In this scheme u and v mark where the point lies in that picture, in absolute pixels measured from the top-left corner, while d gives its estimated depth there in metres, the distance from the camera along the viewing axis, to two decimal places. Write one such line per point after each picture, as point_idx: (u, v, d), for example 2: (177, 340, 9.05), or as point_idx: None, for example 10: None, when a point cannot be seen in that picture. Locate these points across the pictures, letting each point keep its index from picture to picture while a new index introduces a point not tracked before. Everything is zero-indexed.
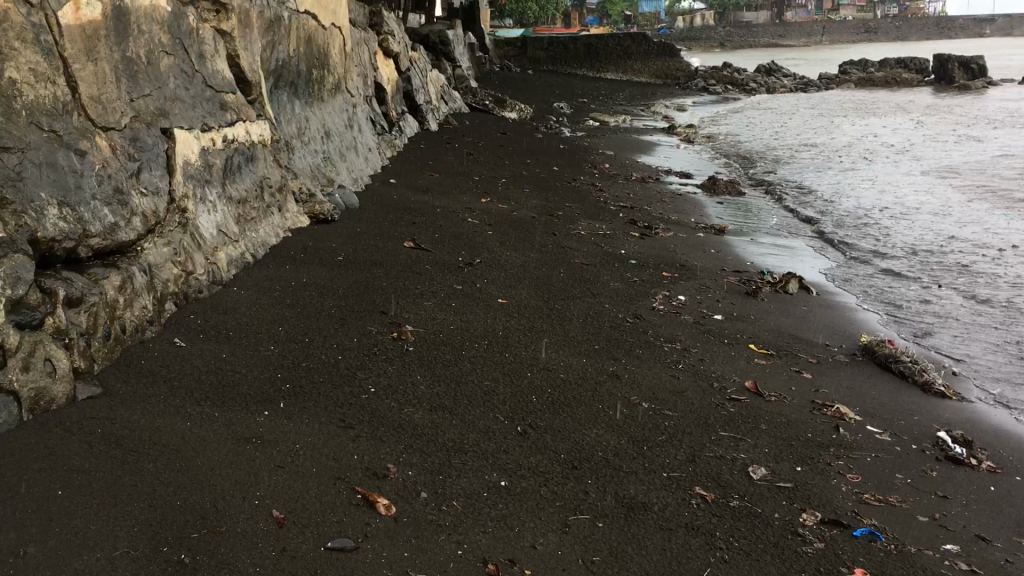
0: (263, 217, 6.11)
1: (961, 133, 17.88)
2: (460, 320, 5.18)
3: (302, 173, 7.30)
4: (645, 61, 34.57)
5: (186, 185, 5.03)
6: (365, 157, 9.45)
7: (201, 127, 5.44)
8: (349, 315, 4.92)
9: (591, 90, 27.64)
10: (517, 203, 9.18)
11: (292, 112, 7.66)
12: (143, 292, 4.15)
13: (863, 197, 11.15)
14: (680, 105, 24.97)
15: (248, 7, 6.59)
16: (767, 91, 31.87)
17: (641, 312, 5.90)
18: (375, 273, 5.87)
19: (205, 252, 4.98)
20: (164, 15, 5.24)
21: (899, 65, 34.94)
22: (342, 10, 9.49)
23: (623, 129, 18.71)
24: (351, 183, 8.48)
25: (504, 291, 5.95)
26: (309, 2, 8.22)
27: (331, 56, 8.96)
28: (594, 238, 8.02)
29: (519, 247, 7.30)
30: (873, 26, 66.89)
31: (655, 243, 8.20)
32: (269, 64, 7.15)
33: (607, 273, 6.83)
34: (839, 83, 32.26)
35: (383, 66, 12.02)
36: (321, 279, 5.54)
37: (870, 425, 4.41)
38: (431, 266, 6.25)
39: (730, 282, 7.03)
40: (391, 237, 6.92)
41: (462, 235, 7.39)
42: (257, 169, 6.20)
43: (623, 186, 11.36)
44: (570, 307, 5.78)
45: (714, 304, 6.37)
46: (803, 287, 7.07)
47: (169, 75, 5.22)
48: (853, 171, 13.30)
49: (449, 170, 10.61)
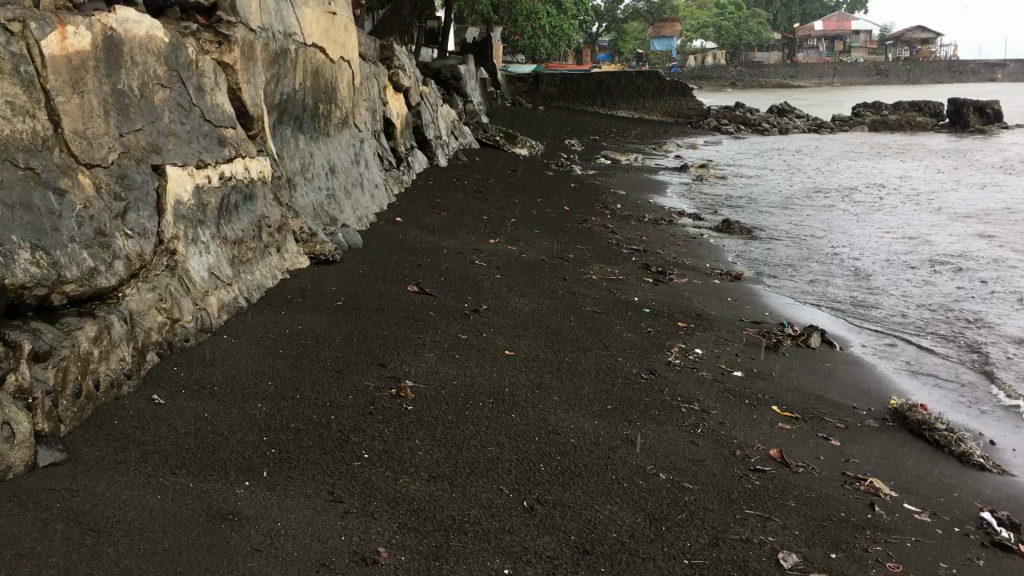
0: (260, 258, 5.82)
1: (980, 180, 17.57)
2: (464, 374, 4.85)
3: (304, 211, 7.02)
4: (657, 99, 34.51)
5: (177, 225, 4.74)
6: (370, 194, 9.18)
7: (197, 164, 5.17)
8: (346, 368, 4.60)
9: (603, 127, 27.50)
10: (527, 245, 8.89)
11: (296, 147, 7.40)
12: (122, 343, 3.85)
13: (882, 244, 10.84)
14: (692, 144, 24.78)
15: (252, 39, 6.34)
16: (780, 131, 31.69)
17: (656, 367, 5.56)
18: (375, 319, 5.57)
19: (195, 297, 4.68)
20: (162, 46, 4.98)
21: (913, 108, 34.77)
22: (352, 43, 9.28)
23: (635, 168, 18.47)
24: (356, 221, 8.20)
25: (511, 342, 5.63)
26: (317, 35, 7.99)
27: (339, 90, 8.72)
28: (606, 284, 7.72)
29: (528, 292, 6.99)
30: (884, 69, 67.02)
31: (669, 289, 7.89)
32: (273, 98, 6.90)
33: (620, 322, 6.51)
34: (852, 125, 32.07)
35: (393, 100, 11.80)
36: (318, 326, 5.24)
37: (906, 503, 4.07)
38: (436, 313, 5.95)
39: (749, 334, 6.69)
40: (395, 281, 6.62)
41: (468, 278, 7.08)
42: (256, 208, 5.92)
43: (635, 228, 11.08)
44: (581, 361, 5.45)
45: (733, 359, 6.03)
46: (825, 341, 6.73)
47: (164, 109, 4.96)
48: (871, 216, 12.99)
49: (458, 209, 10.34)
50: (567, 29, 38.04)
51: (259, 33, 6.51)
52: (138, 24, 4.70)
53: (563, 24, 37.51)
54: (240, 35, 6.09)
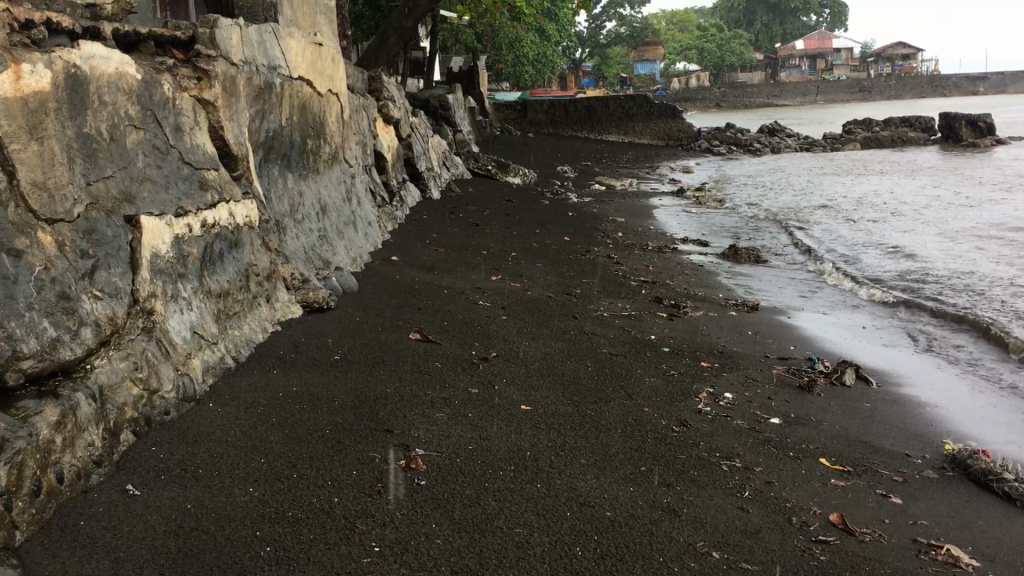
0: (248, 311, 5.32)
1: (983, 196, 17.25)
2: (480, 438, 4.34)
3: (295, 255, 6.51)
4: (647, 123, 34.29)
5: (153, 282, 4.24)
6: (364, 233, 8.69)
7: (175, 212, 4.68)
8: (347, 436, 4.09)
9: (595, 153, 27.19)
10: (531, 281, 8.42)
11: (284, 186, 6.92)
12: (90, 426, 3.34)
13: (897, 266, 10.41)
14: (686, 167, 24.45)
15: (234, 73, 5.89)
16: (772, 151, 31.45)
17: (687, 418, 5.06)
18: (377, 374, 5.07)
19: (176, 362, 4.17)
20: (134, 83, 4.51)
21: (904, 124, 34.64)
22: (339, 75, 8.82)
23: (632, 194, 18.08)
24: (350, 263, 7.71)
25: (526, 394, 5.12)
26: (303, 67, 7.54)
27: (327, 124, 8.25)
28: (618, 321, 7.25)
29: (538, 334, 6.50)
30: (868, 86, 67.22)
31: (686, 325, 7.42)
32: (258, 136, 6.43)
33: (640, 365, 6.03)
34: (845, 142, 31.84)
35: (383, 133, 11.33)
36: (314, 386, 4.73)
37: (992, 573, 3.59)
38: (442, 364, 5.45)
39: (779, 373, 6.21)
40: (396, 328, 6.12)
41: (473, 322, 6.59)
42: (242, 255, 5.43)
43: (640, 257, 10.62)
44: (605, 414, 4.94)
45: (767, 403, 5.54)
46: (859, 378, 6.27)
47: (137, 152, 4.48)
48: (880, 236, 12.58)
49: (455, 244, 9.86)
50: (552, 56, 37.80)
51: (242, 67, 6.05)
52: (106, 60, 4.23)
53: (547, 51, 37.28)
54: (221, 69, 5.64)
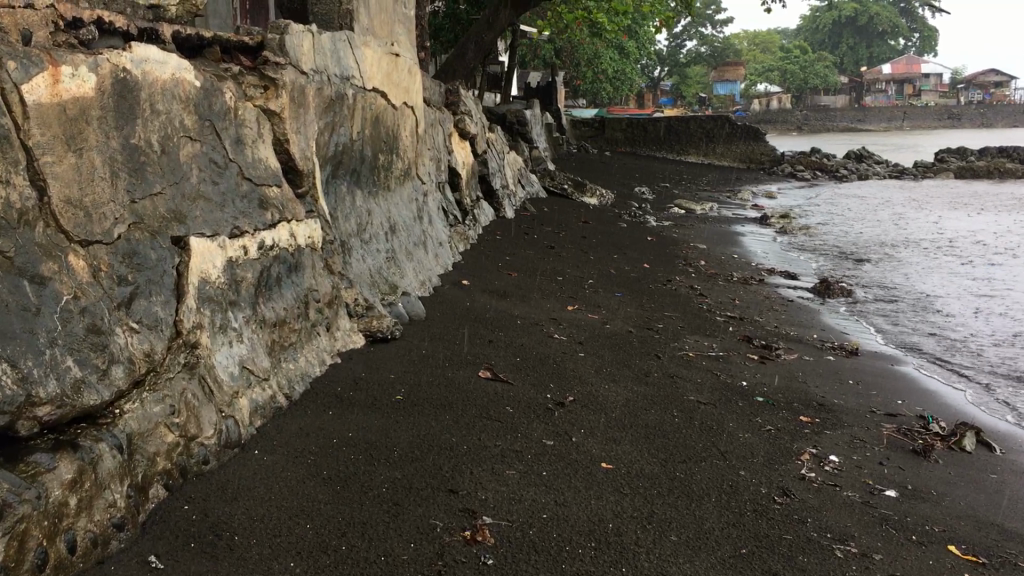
0: (305, 341, 4.89)
1: None
2: (556, 504, 3.81)
3: (360, 278, 6.08)
4: (728, 144, 33.45)
5: (201, 311, 3.82)
6: (434, 253, 8.26)
7: (230, 233, 4.27)
8: (406, 498, 3.60)
9: (674, 174, 26.49)
10: (609, 312, 7.89)
11: (352, 204, 6.51)
12: (113, 482, 2.91)
13: (1008, 309, 9.60)
14: (768, 193, 23.65)
15: (304, 82, 5.50)
16: (859, 177, 30.36)
17: (790, 486, 4.45)
18: (443, 420, 4.58)
19: (220, 402, 3.72)
20: (192, 91, 4.12)
21: (1001, 154, 33.21)
22: (416, 86, 8.40)
23: (713, 219, 17.40)
24: (418, 286, 7.26)
25: (607, 450, 4.56)
26: (377, 78, 7.14)
27: (401, 138, 7.84)
28: (705, 362, 6.66)
29: (619, 375, 5.95)
30: (957, 113, 65.06)
31: (780, 369, 6.79)
32: (326, 149, 6.02)
33: (732, 417, 5.43)
34: (937, 171, 30.55)
35: (459, 148, 10.93)
36: (372, 432, 4.26)
37: None
38: (514, 409, 4.93)
39: (889, 434, 5.55)
40: (465, 363, 5.65)
41: (548, 358, 6.08)
42: (303, 280, 5.01)
43: (724, 289, 9.98)
44: (697, 478, 4.36)
45: (879, 471, 4.90)
46: (981, 442, 5.59)
47: (191, 166, 4.09)
48: (984, 277, 11.71)
49: (529, 268, 9.37)
50: (632, 74, 37.14)
51: (312, 76, 5.66)
52: (162, 65, 3.84)
53: (626, 69, 36.64)
54: (289, 78, 5.25)
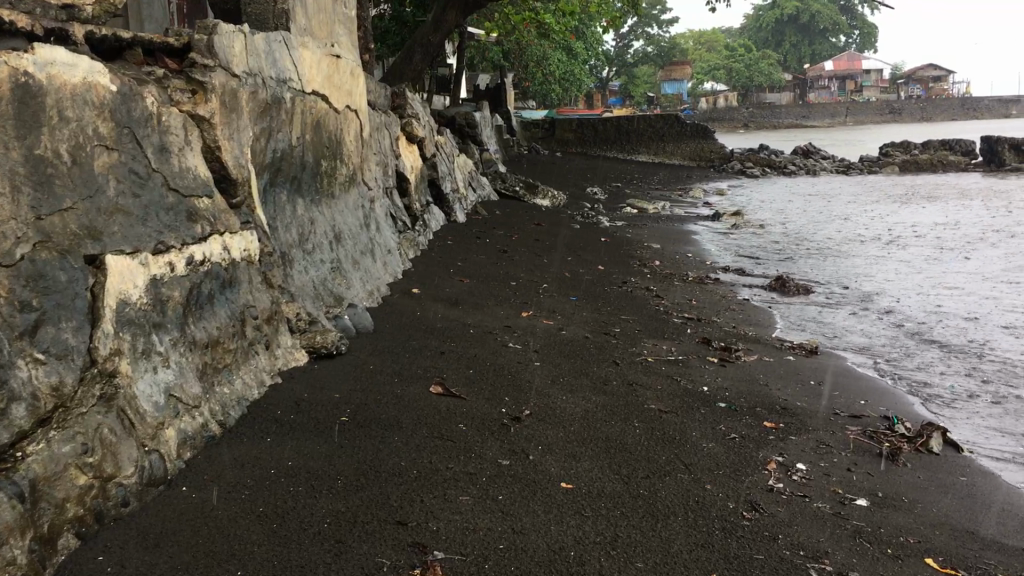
0: (242, 362, 4.57)
1: None
2: (514, 532, 3.55)
3: (301, 292, 5.77)
4: (678, 143, 33.54)
5: (121, 336, 3.50)
6: (383, 261, 7.96)
7: (154, 248, 3.94)
8: (349, 534, 3.34)
9: (625, 173, 26.40)
10: (565, 318, 7.65)
11: (292, 212, 6.18)
12: (12, 537, 2.63)
13: (963, 300, 9.55)
14: (720, 189, 23.65)
15: (236, 86, 5.18)
16: (807, 172, 30.63)
17: (758, 499, 4.23)
18: (392, 442, 4.30)
19: (142, 436, 3.42)
20: (108, 96, 3.79)
21: (944, 146, 33.76)
22: (359, 88, 8.09)
23: (665, 218, 17.28)
24: (365, 297, 6.95)
25: (566, 468, 4.32)
26: (317, 80, 6.82)
27: (344, 143, 7.52)
28: (664, 367, 6.45)
29: (576, 385, 5.70)
30: (899, 107, 66.23)
31: (740, 372, 6.60)
32: (263, 156, 5.69)
33: (694, 425, 5.21)
34: (883, 165, 30.93)
35: (406, 151, 10.62)
36: (314, 460, 3.97)
37: None
38: (467, 427, 4.66)
39: (855, 437, 5.36)
40: (415, 378, 5.36)
41: (501, 369, 5.81)
42: (238, 296, 4.68)
43: (681, 290, 9.80)
44: (661, 495, 4.13)
45: (847, 477, 4.70)
46: (949, 442, 5.41)
47: (108, 178, 3.76)
48: (939, 268, 11.67)
49: (482, 274, 9.10)
50: (580, 74, 37.05)
51: (244, 79, 5.34)
52: (71, 68, 3.51)
53: (575, 70, 36.55)
54: (219, 81, 4.92)
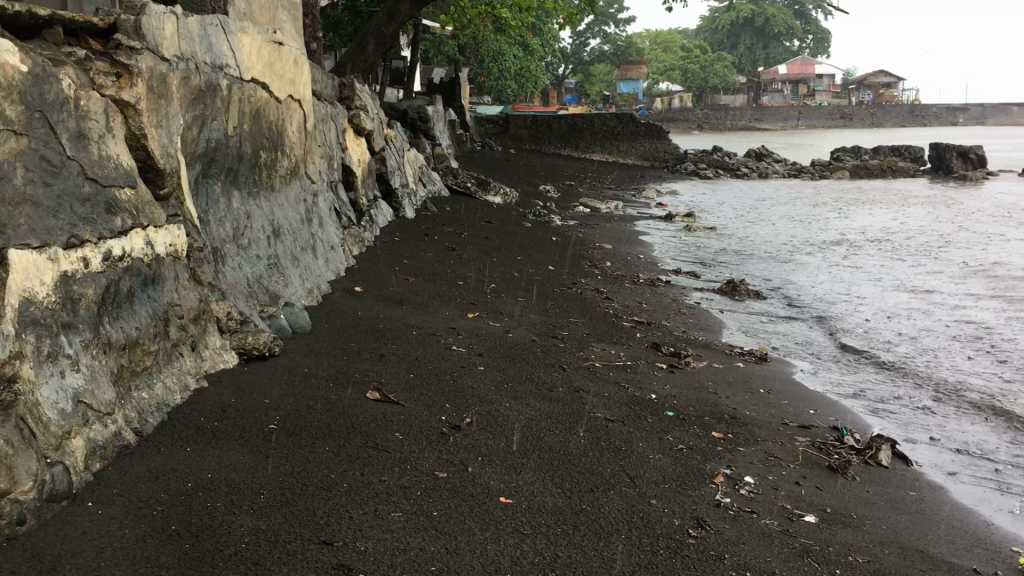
0: (163, 364, 4.29)
1: (982, 232, 16.59)
2: (448, 551, 3.35)
3: (233, 290, 5.50)
4: (632, 142, 33.59)
5: (22, 336, 3.21)
6: (324, 258, 7.68)
7: (66, 242, 3.65)
8: (269, 555, 3.11)
9: (579, 172, 26.31)
10: (511, 319, 7.45)
11: (226, 205, 5.90)
12: None
13: (910, 308, 9.55)
14: (672, 191, 23.68)
15: (166, 71, 4.88)
16: (759, 175, 30.87)
17: (704, 516, 4.07)
18: (322, 452, 4.06)
19: (43, 447, 3.15)
20: (17, 77, 3.49)
21: (893, 153, 34.26)
22: (303, 77, 7.80)
23: (617, 217, 17.19)
24: (304, 295, 6.69)
25: (507, 481, 4.12)
26: (258, 67, 6.51)
27: (286, 133, 7.23)
28: (611, 373, 6.28)
29: (520, 392, 5.50)
30: (849, 113, 67.23)
31: (688, 378, 6.46)
32: (196, 146, 5.40)
33: (641, 435, 5.05)
34: (833, 169, 31.27)
35: (353, 144, 10.32)
36: (238, 473, 3.72)
37: None
38: (403, 436, 4.44)
39: (804, 449, 5.24)
40: (352, 383, 5.12)
41: (442, 373, 5.59)
42: (162, 294, 4.40)
43: (631, 292, 9.65)
44: (605, 510, 3.95)
45: (796, 492, 4.57)
46: (897, 455, 5.32)
47: (15, 165, 3.46)
48: (887, 276, 11.69)
49: (428, 273, 8.87)
50: (536, 70, 36.87)
51: (176, 64, 5.03)
52: None
53: (531, 66, 36.36)
54: (147, 65, 4.62)
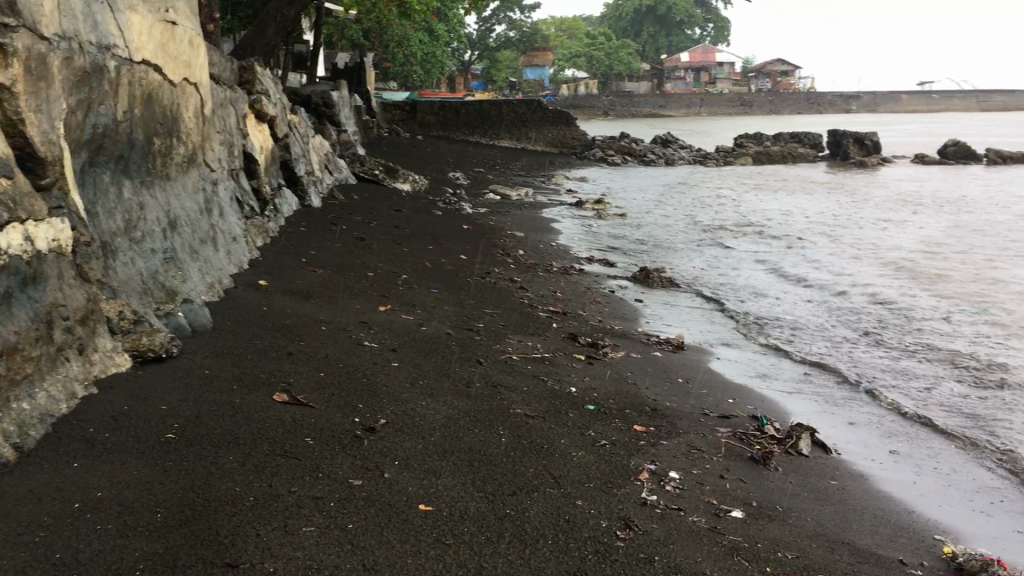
0: (48, 371, 3.93)
1: (881, 217, 17.05)
2: (365, 570, 3.12)
3: (125, 287, 5.12)
4: (540, 128, 33.65)
5: None
6: (225, 250, 7.30)
7: None
8: None
9: (488, 158, 26.11)
10: (424, 312, 7.21)
11: (117, 195, 5.49)
12: None
13: (819, 294, 9.67)
14: (581, 177, 23.70)
15: (46, 51, 4.47)
16: (665, 161, 31.20)
17: (631, 516, 3.94)
18: (226, 463, 3.77)
19: None
20: None
21: (793, 139, 35.08)
22: (200, 59, 7.37)
23: (528, 205, 17.05)
24: (204, 290, 6.32)
25: (425, 486, 3.90)
26: (149, 48, 6.09)
27: (181, 119, 6.81)
28: (530, 366, 6.11)
29: (436, 389, 5.28)
30: (750, 100, 68.73)
31: (607, 370, 6.34)
32: (81, 132, 4.99)
33: (563, 432, 4.89)
34: (737, 155, 31.84)
35: (255, 130, 9.88)
36: (131, 490, 3.41)
37: None
38: (314, 441, 4.17)
39: (726, 441, 5.16)
40: (257, 385, 4.82)
41: (354, 371, 5.33)
42: (45, 295, 4.02)
43: (545, 281, 9.52)
44: (529, 514, 3.78)
45: (721, 486, 4.48)
46: (817, 443, 5.29)
47: None
48: (794, 262, 11.87)
49: (336, 264, 8.54)
50: (442, 55, 36.42)
51: (58, 44, 4.62)
52: None
53: (436, 51, 35.89)
54: (25, 44, 4.20)
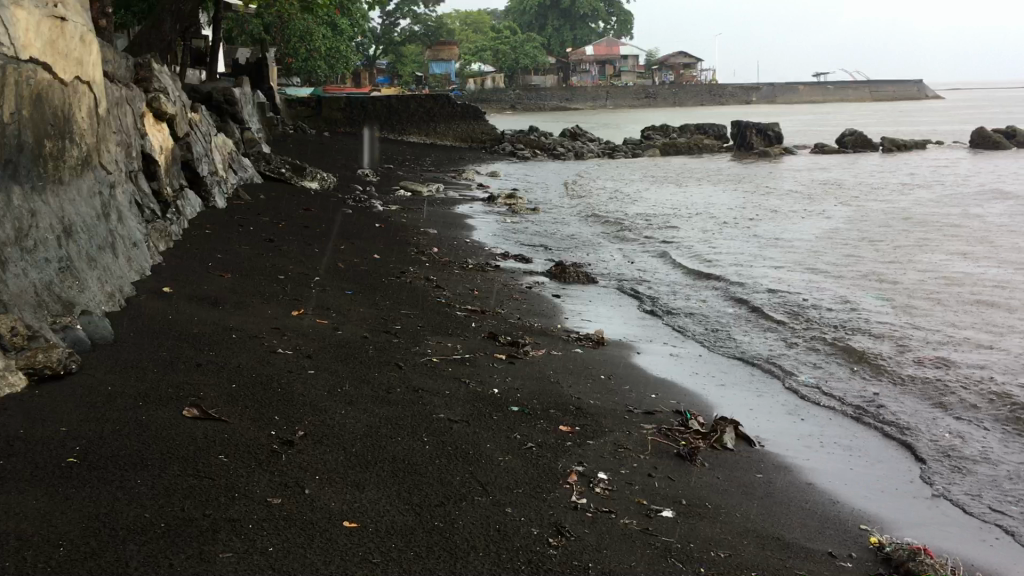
0: None
1: (786, 206, 17.45)
2: None
3: (16, 301, 4.80)
4: (450, 123, 33.58)
5: None
6: (125, 256, 6.95)
7: None
8: None
9: (397, 154, 25.79)
10: (338, 315, 7.01)
11: (6, 202, 5.14)
12: None
13: (732, 285, 9.78)
14: (492, 172, 23.60)
15: None
16: (574, 155, 31.36)
17: (563, 521, 3.86)
18: (134, 486, 3.54)
19: None
20: None
21: (698, 131, 35.71)
22: (93, 56, 6.99)
23: (440, 201, 16.88)
24: (104, 300, 6.00)
25: (349, 501, 3.74)
26: (37, 45, 5.72)
27: (74, 119, 6.44)
28: (450, 368, 5.98)
29: (355, 396, 5.10)
30: (654, 93, 69.75)
31: (529, 369, 6.26)
32: None
33: (488, 436, 4.77)
34: (645, 147, 32.23)
35: (154, 129, 9.46)
36: (30, 522, 3.17)
37: None
38: (229, 458, 3.96)
39: (652, 438, 5.13)
40: (165, 400, 4.57)
41: (268, 381, 5.11)
42: None
43: (461, 279, 9.40)
44: (459, 525, 3.66)
45: (649, 485, 4.44)
46: (742, 436, 5.30)
47: None
48: (706, 253, 12.02)
49: (244, 267, 8.25)
50: (346, 50, 35.83)
51: None
52: None
53: (341, 46, 35.27)
54: None
